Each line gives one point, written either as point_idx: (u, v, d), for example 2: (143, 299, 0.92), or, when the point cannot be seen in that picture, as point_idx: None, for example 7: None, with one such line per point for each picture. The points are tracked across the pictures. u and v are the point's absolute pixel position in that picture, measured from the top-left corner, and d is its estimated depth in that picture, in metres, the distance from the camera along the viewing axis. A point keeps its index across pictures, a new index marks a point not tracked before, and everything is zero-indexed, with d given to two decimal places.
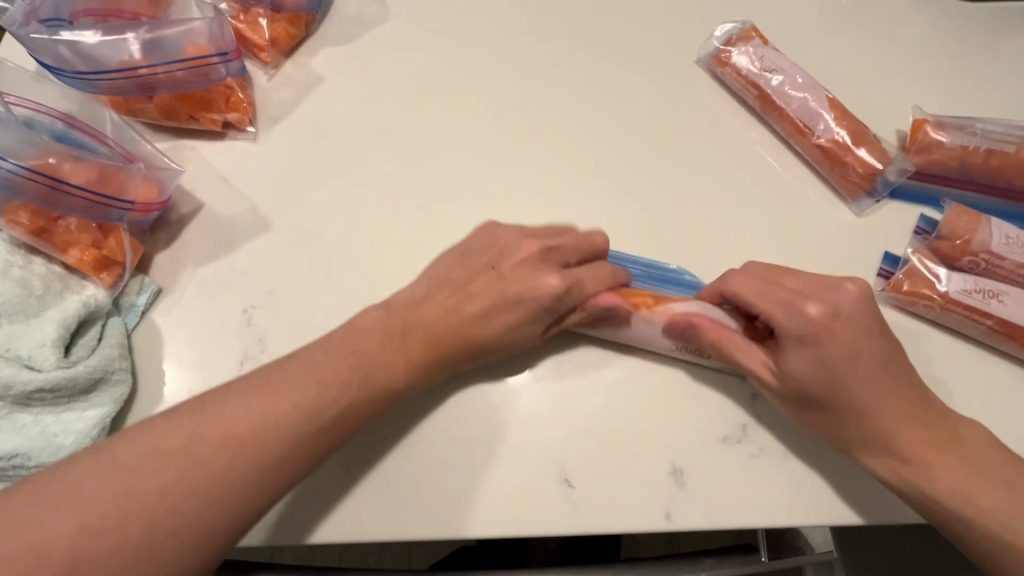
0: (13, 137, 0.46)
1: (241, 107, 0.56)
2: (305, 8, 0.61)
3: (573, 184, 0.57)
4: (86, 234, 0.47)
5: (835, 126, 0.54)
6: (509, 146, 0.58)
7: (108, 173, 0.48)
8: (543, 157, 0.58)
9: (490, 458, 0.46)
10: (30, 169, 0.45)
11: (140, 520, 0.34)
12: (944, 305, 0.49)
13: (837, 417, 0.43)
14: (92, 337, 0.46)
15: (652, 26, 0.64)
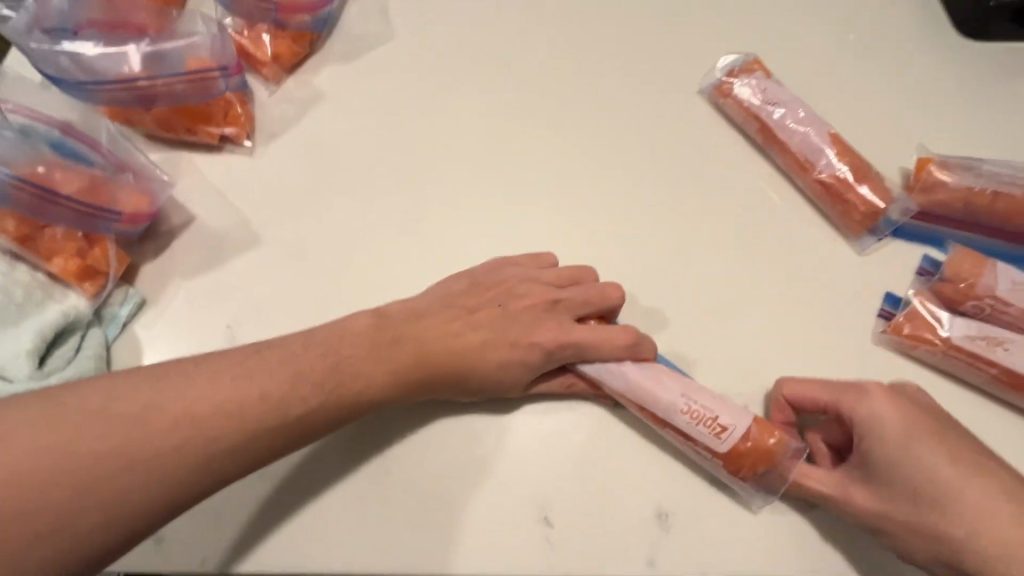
0: (5, 146, 0.46)
1: (239, 121, 0.56)
2: (310, 27, 0.61)
3: (576, 188, 0.57)
4: (71, 243, 0.47)
5: (837, 162, 0.53)
6: (512, 153, 0.59)
7: (99, 184, 0.48)
8: (544, 158, 0.59)
9: (469, 493, 0.44)
10: (20, 177, 0.45)
11: (81, 479, 0.33)
12: (946, 350, 0.47)
13: (912, 534, 0.41)
14: (70, 348, 0.45)
15: (654, 40, 0.64)
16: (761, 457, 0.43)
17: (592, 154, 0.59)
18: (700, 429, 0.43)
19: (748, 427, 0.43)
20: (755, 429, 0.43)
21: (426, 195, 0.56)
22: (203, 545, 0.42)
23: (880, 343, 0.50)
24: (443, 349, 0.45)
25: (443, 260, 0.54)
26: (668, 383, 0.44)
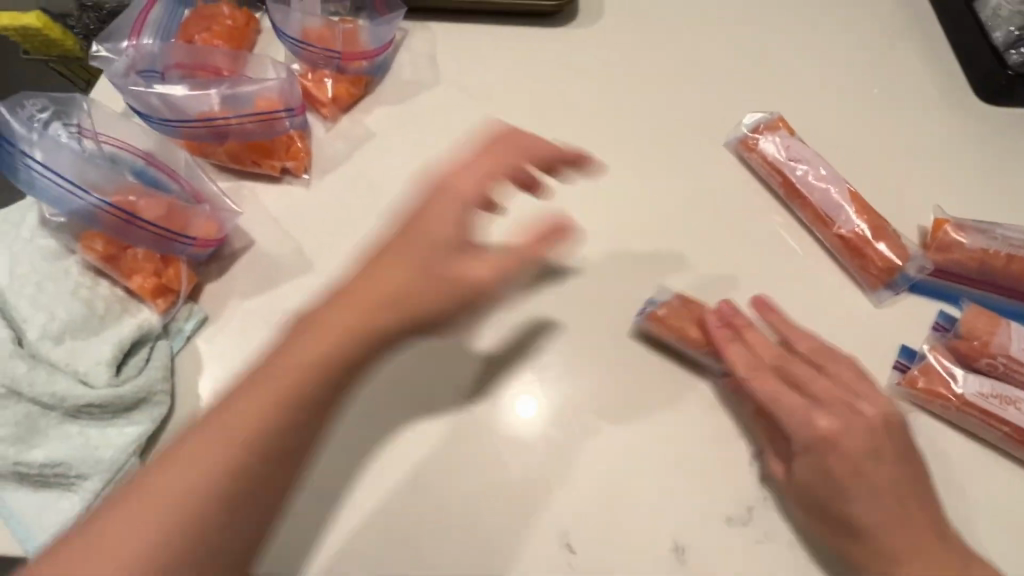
0: (99, 174, 0.52)
1: (299, 156, 0.62)
2: (366, 71, 0.68)
3: (590, 208, 0.62)
4: (150, 263, 0.52)
5: (856, 218, 0.56)
6: (540, 182, 0.64)
7: (176, 211, 0.53)
8: (561, 178, 0.64)
9: (497, 515, 0.47)
10: (111, 204, 0.51)
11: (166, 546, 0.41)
12: (960, 406, 0.49)
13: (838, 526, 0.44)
14: (141, 358, 0.49)
15: (678, 89, 0.70)
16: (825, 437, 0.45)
17: (607, 177, 0.64)
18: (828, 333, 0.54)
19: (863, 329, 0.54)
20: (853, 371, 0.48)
21: (467, 230, 0.61)
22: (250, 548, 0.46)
23: (895, 394, 0.51)
24: (431, 229, 0.48)
25: None
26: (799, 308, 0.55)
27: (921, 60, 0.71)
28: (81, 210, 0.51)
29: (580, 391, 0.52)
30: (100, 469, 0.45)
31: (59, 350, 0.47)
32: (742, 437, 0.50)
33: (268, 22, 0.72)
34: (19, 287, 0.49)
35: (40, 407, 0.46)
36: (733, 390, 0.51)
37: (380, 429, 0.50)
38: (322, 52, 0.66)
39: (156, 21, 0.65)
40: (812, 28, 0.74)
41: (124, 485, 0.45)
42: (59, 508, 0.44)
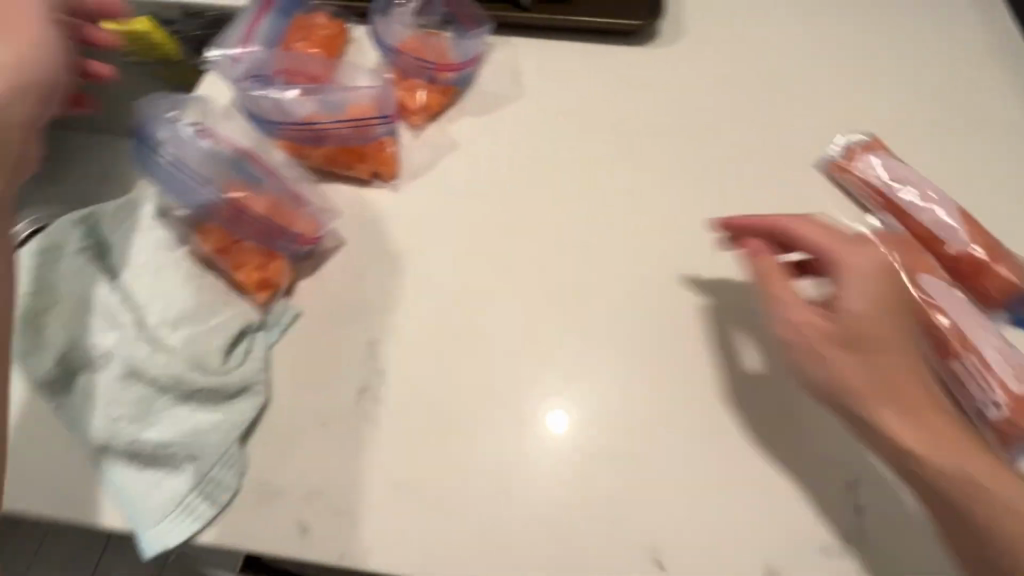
0: (216, 169, 0.55)
1: (389, 161, 0.63)
2: (454, 82, 0.70)
3: (671, 226, 0.63)
4: (256, 257, 0.54)
5: (968, 239, 0.56)
6: (622, 197, 0.65)
7: (283, 210, 0.56)
8: (643, 195, 0.65)
9: (585, 524, 0.47)
10: (226, 200, 0.54)
11: None
12: None
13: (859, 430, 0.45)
14: (244, 348, 0.51)
15: (757, 114, 0.71)
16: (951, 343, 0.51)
17: (688, 195, 0.65)
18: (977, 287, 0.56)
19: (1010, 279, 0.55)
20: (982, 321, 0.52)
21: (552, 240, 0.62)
22: (343, 541, 0.47)
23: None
24: None
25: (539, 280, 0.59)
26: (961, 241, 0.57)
27: (995, 95, 0.72)
28: (200, 202, 0.54)
29: (668, 405, 0.52)
30: (208, 452, 0.47)
31: (175, 336, 0.49)
32: (830, 462, 0.50)
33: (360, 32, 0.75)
34: (140, 276, 0.52)
35: (155, 389, 0.48)
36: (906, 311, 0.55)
37: (467, 432, 0.51)
38: (414, 60, 0.68)
39: (263, 30, 0.68)
40: (888, 60, 0.75)
41: (227, 468, 0.47)
42: (162, 487, 0.46)
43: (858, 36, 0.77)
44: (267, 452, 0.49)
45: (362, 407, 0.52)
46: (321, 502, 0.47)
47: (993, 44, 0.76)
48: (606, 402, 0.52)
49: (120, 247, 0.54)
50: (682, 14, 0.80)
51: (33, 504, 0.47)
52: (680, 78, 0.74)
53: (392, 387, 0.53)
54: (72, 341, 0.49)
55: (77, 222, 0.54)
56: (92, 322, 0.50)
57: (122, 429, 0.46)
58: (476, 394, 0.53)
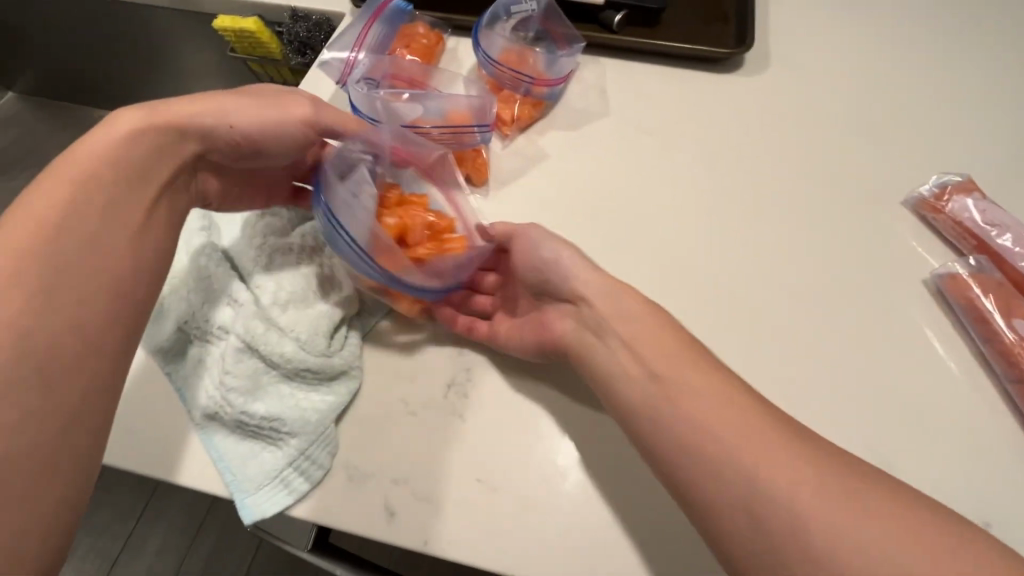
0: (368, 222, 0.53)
1: (483, 168, 0.66)
2: (546, 97, 0.72)
3: (753, 252, 0.64)
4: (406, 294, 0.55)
5: None
6: (703, 219, 0.66)
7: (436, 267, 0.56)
8: (725, 219, 0.66)
9: (664, 537, 0.47)
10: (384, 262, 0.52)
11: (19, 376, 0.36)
12: None
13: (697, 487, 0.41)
14: (344, 334, 0.54)
15: (843, 147, 0.71)
16: None
17: (771, 223, 0.66)
18: None
19: None
20: None
21: (633, 256, 0.64)
22: (426, 527, 0.48)
23: None
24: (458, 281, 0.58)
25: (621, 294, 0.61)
26: (1019, 309, 0.54)
27: None
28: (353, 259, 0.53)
29: None
30: (307, 430, 0.49)
31: (286, 316, 0.52)
32: None
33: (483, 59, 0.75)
34: (254, 257, 0.55)
35: (265, 364, 0.50)
36: (1004, 366, 0.53)
37: (549, 434, 0.52)
38: (512, 73, 0.70)
39: (373, 36, 0.72)
40: (978, 102, 0.75)
41: (322, 448, 0.49)
42: (263, 458, 0.49)
43: (948, 79, 0.77)
44: (358, 435, 0.51)
45: (449, 400, 0.53)
46: (407, 487, 0.49)
47: None
48: None
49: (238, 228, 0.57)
50: (771, 44, 0.81)
51: (139, 461, 0.49)
52: (767, 106, 0.75)
53: (477, 385, 0.54)
54: (192, 311, 0.52)
55: None
56: (211, 295, 0.53)
57: (233, 399, 0.49)
58: (558, 397, 0.54)
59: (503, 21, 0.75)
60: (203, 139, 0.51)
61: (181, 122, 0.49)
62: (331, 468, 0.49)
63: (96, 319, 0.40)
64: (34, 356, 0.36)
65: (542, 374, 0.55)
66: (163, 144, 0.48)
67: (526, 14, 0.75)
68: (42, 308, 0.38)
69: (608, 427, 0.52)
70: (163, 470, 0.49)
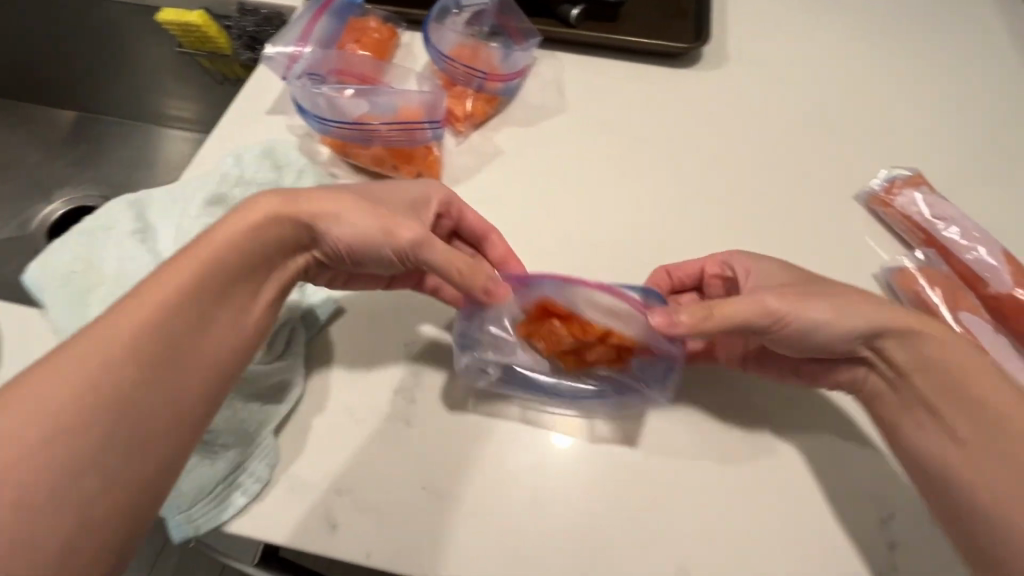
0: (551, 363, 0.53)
1: (435, 166, 0.64)
2: (501, 92, 0.71)
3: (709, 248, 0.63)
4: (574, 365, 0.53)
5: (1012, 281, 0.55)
6: (660, 216, 0.65)
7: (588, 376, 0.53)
8: (681, 216, 0.65)
9: (615, 541, 0.47)
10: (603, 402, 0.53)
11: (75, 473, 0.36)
12: None
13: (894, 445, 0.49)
14: (284, 341, 0.53)
15: (800, 142, 0.71)
16: None
17: (727, 219, 0.65)
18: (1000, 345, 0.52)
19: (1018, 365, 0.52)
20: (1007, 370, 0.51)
21: (589, 254, 0.63)
22: (370, 539, 0.46)
23: None
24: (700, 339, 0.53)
25: None
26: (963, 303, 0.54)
27: None
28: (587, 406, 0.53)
29: (703, 427, 0.52)
30: (244, 442, 0.48)
31: None
32: (864, 497, 0.49)
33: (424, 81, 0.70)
34: None
35: None
36: None
37: (499, 439, 0.51)
38: (464, 68, 0.69)
39: (320, 30, 0.70)
40: (931, 95, 0.76)
41: (261, 459, 0.48)
42: (196, 472, 0.47)
43: (908, 74, 0.78)
44: (300, 446, 0.49)
45: (397, 407, 0.52)
46: (350, 498, 0.47)
47: None
48: (643, 419, 0.52)
49: (171, 232, 0.55)
50: (730, 39, 0.81)
51: None
52: (724, 100, 0.75)
53: (426, 390, 0.53)
54: None
55: (132, 207, 0.56)
56: None
57: None
58: (510, 400, 0.52)
59: (453, 14, 0.73)
60: (315, 234, 0.50)
61: (306, 220, 0.49)
62: (270, 480, 0.48)
63: (156, 396, 0.40)
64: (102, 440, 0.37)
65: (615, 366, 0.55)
66: (273, 244, 0.48)
67: (478, 8, 0.74)
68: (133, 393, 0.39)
69: (559, 429, 0.51)
70: None
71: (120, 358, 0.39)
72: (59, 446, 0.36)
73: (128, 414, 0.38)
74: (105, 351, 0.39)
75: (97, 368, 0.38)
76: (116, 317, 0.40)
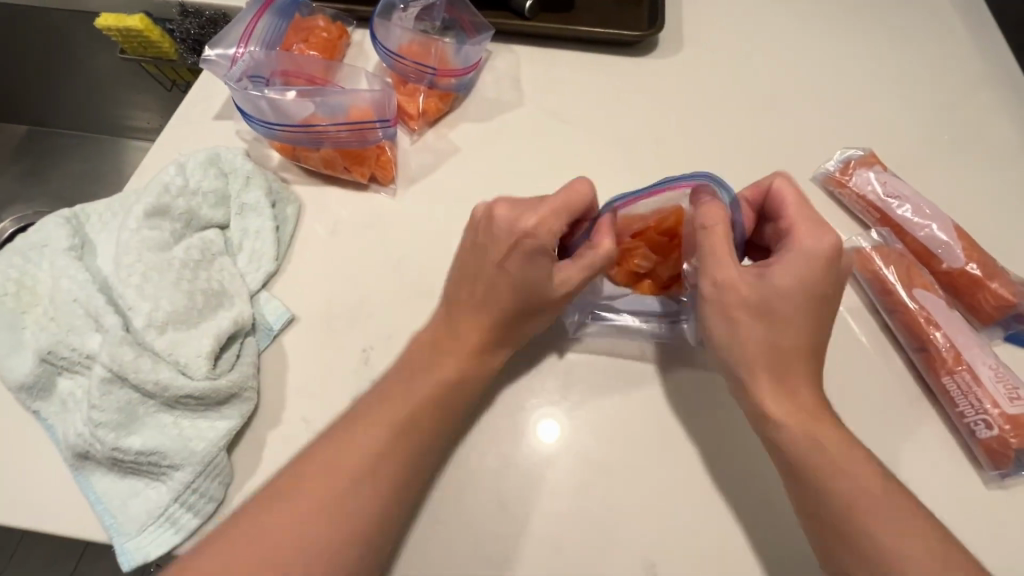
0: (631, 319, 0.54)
1: (388, 166, 0.63)
2: (454, 88, 0.69)
3: None
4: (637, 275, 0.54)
5: (963, 256, 0.55)
6: None
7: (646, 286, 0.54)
8: None
9: (581, 538, 0.46)
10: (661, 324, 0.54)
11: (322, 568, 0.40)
12: None
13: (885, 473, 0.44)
14: (233, 353, 0.50)
15: (757, 126, 0.71)
16: (944, 365, 0.51)
17: None
18: (955, 318, 0.52)
19: (973, 340, 0.51)
20: (961, 344, 0.51)
21: None
22: None
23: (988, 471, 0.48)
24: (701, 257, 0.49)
25: None
26: (918, 279, 0.54)
27: (1000, 117, 0.73)
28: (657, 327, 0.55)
29: (665, 419, 0.51)
30: (192, 461, 0.45)
31: (162, 340, 0.48)
32: None
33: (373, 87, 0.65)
34: (126, 277, 0.50)
35: (140, 394, 0.46)
36: (904, 331, 0.53)
37: (461, 443, 0.50)
38: (414, 66, 0.67)
39: (263, 30, 0.68)
40: (884, 75, 0.77)
41: (212, 478, 0.45)
42: (144, 496, 0.45)
43: (863, 55, 0.79)
44: (256, 462, 0.48)
45: None
46: None
47: (996, 67, 0.78)
48: (604, 415, 0.51)
49: (109, 246, 0.52)
50: (685, 27, 0.80)
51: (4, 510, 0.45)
52: (681, 87, 0.74)
53: None
54: (55, 341, 0.48)
55: (67, 222, 0.53)
56: (76, 321, 0.48)
57: (102, 436, 0.44)
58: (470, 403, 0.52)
59: (400, 10, 0.71)
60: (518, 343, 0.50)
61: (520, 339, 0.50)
62: (224, 499, 0.46)
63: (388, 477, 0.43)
64: (350, 530, 0.41)
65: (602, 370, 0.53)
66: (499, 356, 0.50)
67: (427, 2, 0.72)
68: (370, 485, 0.42)
69: (519, 429, 0.50)
70: (31, 518, 0.45)
71: (352, 488, 0.42)
72: (337, 536, 0.41)
73: (375, 526, 0.42)
74: (351, 495, 0.42)
75: (322, 501, 0.42)
76: (365, 425, 0.45)
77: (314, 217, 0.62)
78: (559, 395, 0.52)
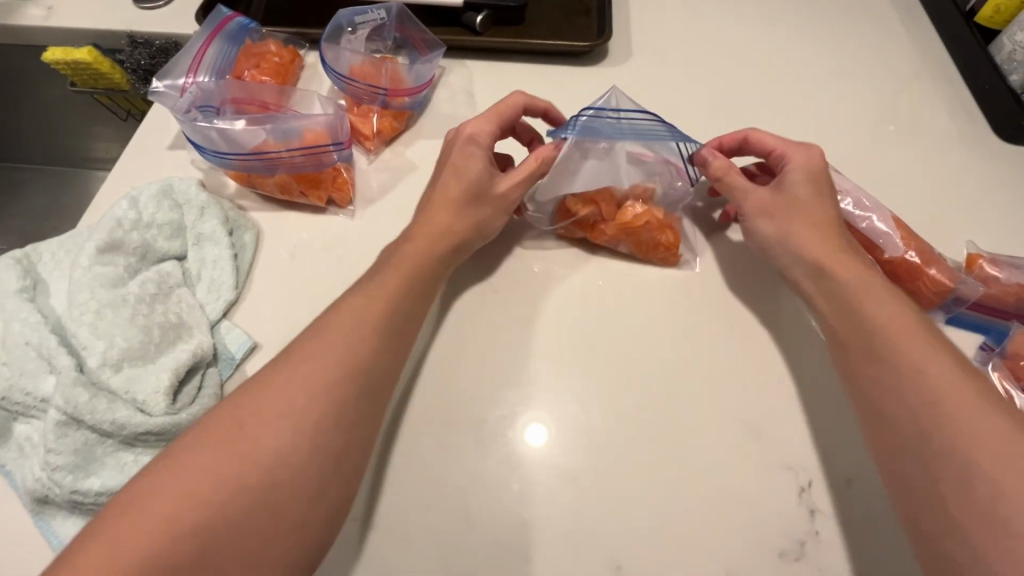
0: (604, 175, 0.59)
1: (345, 187, 0.63)
2: (408, 106, 0.70)
3: None
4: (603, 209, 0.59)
5: (904, 245, 0.57)
6: None
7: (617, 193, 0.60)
8: None
9: (551, 545, 0.47)
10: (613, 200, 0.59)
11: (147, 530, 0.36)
12: None
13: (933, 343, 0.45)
14: (193, 386, 0.50)
15: (705, 128, 0.74)
16: None
17: None
18: None
19: None
20: None
21: (510, 258, 0.62)
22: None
23: None
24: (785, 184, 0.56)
25: (499, 295, 0.60)
26: None
27: (932, 107, 0.77)
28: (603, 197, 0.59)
29: (626, 419, 0.53)
30: None
31: (119, 378, 0.48)
32: (789, 469, 0.50)
33: (328, 110, 0.66)
34: (79, 316, 0.49)
35: (98, 434, 0.46)
36: None
37: (431, 456, 0.51)
38: (366, 87, 0.68)
39: (211, 58, 0.68)
40: (823, 70, 0.80)
41: None
42: None
43: (802, 53, 0.82)
44: None
45: None
46: None
47: (926, 60, 0.81)
48: (569, 420, 0.52)
49: (63, 285, 0.52)
50: (632, 34, 0.82)
51: None
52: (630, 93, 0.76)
53: None
54: (8, 387, 0.47)
55: (17, 263, 0.52)
56: (28, 364, 0.47)
57: (59, 480, 0.44)
58: (436, 420, 0.52)
59: (349, 33, 0.72)
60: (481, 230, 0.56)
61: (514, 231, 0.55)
62: None
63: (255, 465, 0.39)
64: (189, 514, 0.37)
65: (566, 379, 0.55)
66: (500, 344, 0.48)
67: (375, 23, 0.73)
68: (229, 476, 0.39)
69: (486, 440, 0.51)
70: None
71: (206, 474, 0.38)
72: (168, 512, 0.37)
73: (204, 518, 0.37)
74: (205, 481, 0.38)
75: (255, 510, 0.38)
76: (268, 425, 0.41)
77: (273, 242, 0.62)
78: (521, 403, 0.53)
